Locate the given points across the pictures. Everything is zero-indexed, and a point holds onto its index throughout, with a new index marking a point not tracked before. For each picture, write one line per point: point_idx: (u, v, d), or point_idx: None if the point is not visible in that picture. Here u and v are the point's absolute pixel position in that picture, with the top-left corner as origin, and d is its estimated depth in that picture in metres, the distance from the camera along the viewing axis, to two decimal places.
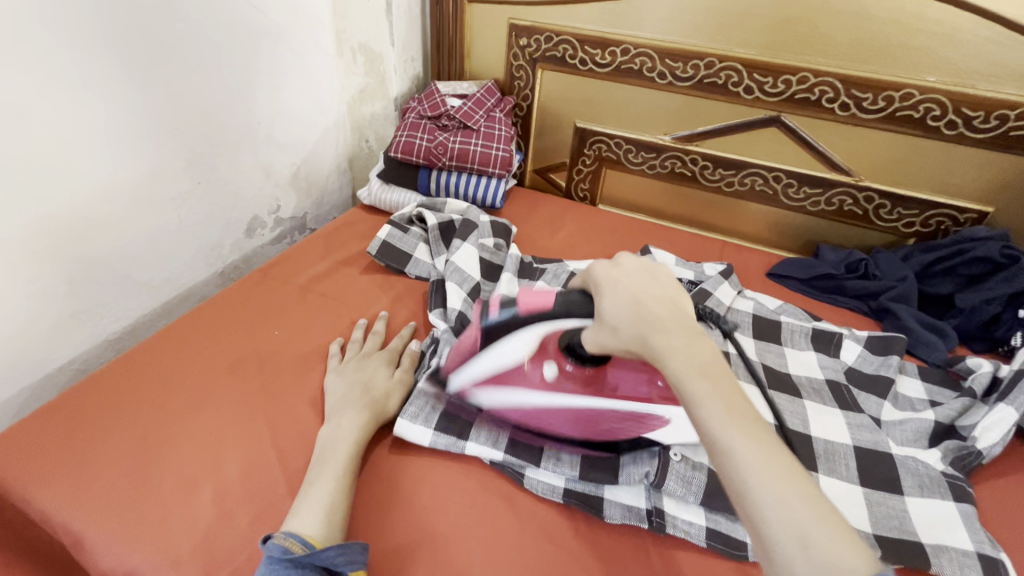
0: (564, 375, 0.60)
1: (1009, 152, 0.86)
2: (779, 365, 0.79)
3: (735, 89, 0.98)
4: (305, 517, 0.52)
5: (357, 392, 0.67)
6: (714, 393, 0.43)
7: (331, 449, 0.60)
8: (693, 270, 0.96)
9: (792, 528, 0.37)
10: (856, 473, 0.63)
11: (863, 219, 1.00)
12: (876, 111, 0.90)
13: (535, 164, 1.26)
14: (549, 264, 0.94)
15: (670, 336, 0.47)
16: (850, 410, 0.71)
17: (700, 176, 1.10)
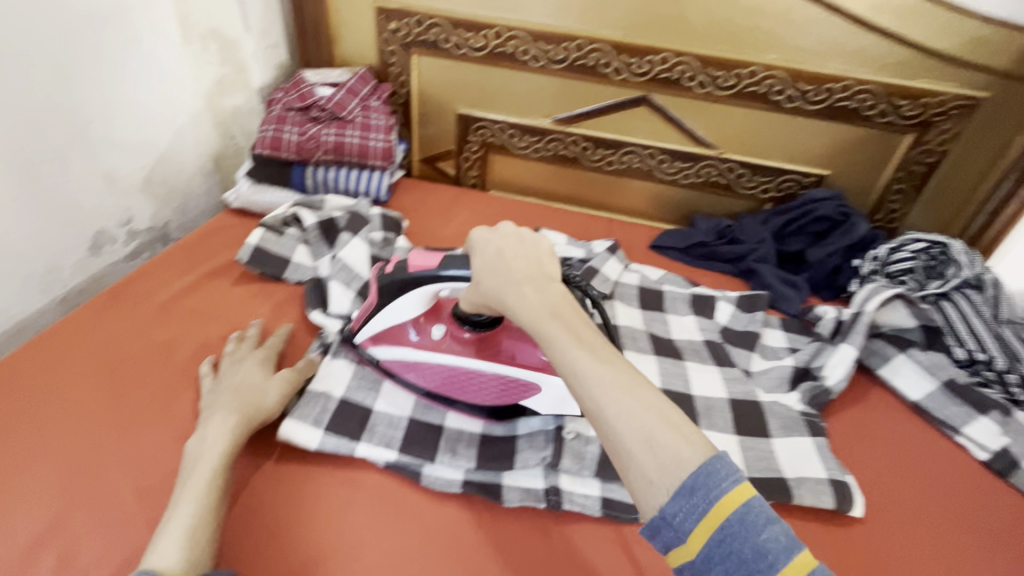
0: (453, 337, 0.65)
1: (838, 121, 0.96)
2: (663, 332, 0.84)
3: (605, 70, 1.01)
4: (166, 546, 0.47)
5: (231, 394, 0.61)
6: (562, 330, 0.47)
7: (195, 468, 0.54)
8: (583, 248, 0.98)
9: (638, 434, 0.39)
10: (732, 423, 0.68)
11: (727, 189, 1.09)
12: (728, 88, 0.97)
13: (422, 154, 1.22)
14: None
15: (526, 287, 0.50)
16: (726, 365, 0.77)
17: (583, 157, 1.13)
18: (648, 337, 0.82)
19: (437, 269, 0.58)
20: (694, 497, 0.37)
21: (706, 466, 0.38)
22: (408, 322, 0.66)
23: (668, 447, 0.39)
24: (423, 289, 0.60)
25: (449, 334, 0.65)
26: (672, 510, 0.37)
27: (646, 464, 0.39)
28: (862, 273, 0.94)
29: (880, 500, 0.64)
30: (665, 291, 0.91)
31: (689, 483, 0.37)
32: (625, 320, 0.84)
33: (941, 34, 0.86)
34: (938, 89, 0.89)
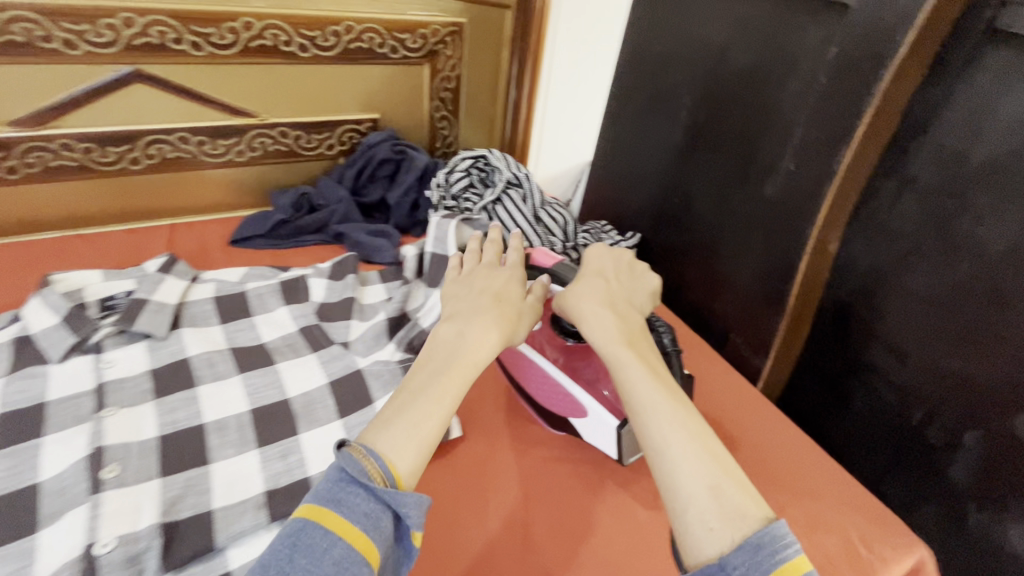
0: (545, 338, 0.67)
1: (361, 63, 0.96)
2: (251, 340, 0.73)
3: (50, 45, 0.76)
4: (401, 442, 0.43)
5: None
6: (638, 359, 0.51)
7: (449, 365, 0.49)
8: (129, 279, 0.77)
9: (701, 484, 0.42)
10: (335, 408, 0.65)
11: (292, 155, 1.00)
12: (230, 45, 0.85)
13: None
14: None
15: (607, 314, 0.56)
16: (322, 347, 0.72)
17: (92, 163, 0.87)
18: (233, 355, 0.70)
19: (554, 267, 0.67)
20: (760, 553, 0.38)
21: (758, 534, 0.39)
22: None
23: (733, 499, 0.41)
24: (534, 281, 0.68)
25: (544, 332, 0.67)
26: (735, 562, 0.38)
27: (693, 509, 0.41)
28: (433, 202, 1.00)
29: (490, 423, 0.67)
30: (247, 292, 0.80)
31: (754, 539, 0.39)
32: (200, 347, 0.70)
33: None
34: (428, 20, 0.96)
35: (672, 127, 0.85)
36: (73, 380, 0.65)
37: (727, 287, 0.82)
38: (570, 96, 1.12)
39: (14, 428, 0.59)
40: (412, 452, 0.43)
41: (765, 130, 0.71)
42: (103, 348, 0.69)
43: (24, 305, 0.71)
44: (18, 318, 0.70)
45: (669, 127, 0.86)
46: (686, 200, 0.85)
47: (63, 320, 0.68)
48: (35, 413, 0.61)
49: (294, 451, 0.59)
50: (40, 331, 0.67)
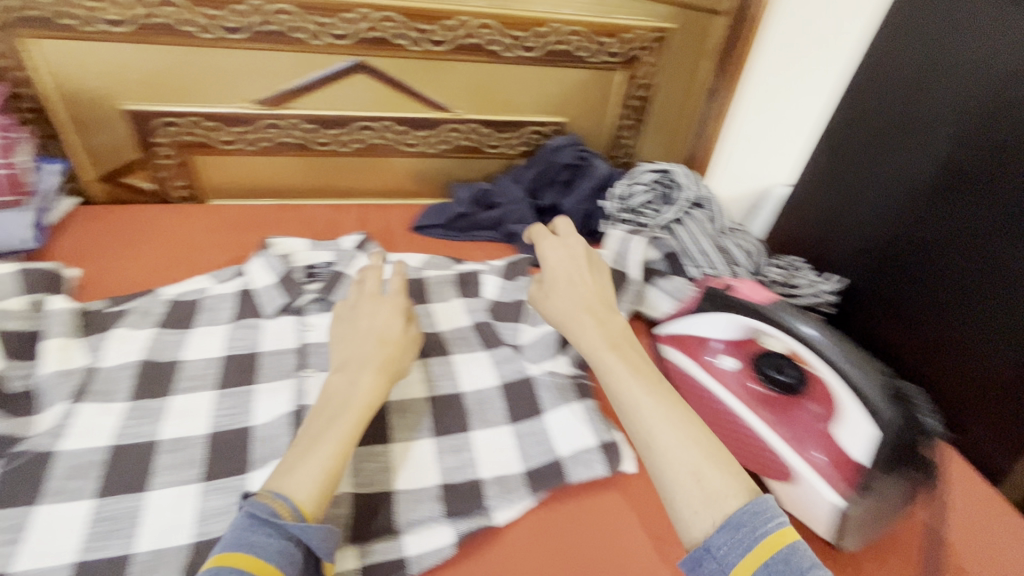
0: (740, 379, 0.66)
1: (559, 66, 0.95)
2: (427, 327, 0.74)
3: (299, 35, 0.84)
4: (302, 483, 0.46)
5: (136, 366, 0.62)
6: (625, 366, 0.54)
7: (339, 408, 0.53)
8: (329, 250, 0.83)
9: (687, 470, 0.46)
10: (506, 412, 0.64)
11: (476, 151, 1.02)
12: (443, 43, 0.89)
13: (97, 170, 0.93)
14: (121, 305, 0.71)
15: (586, 318, 0.61)
16: (494, 346, 0.72)
17: (310, 142, 0.96)
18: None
19: (769, 307, 0.63)
20: (741, 531, 0.41)
21: (751, 507, 0.43)
22: (715, 344, 0.69)
23: (714, 482, 0.45)
24: (739, 317, 0.65)
25: (738, 374, 0.66)
26: (718, 543, 0.41)
27: (697, 497, 0.44)
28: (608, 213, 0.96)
29: None
30: (425, 277, 0.82)
31: (734, 519, 0.42)
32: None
33: None
34: (636, 24, 0.92)
35: (924, 163, 0.85)
36: (280, 336, 0.71)
37: (970, 347, 0.80)
38: (771, 118, 1.04)
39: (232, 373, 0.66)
40: (313, 487, 0.46)
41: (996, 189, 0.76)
42: (305, 312, 0.75)
43: (246, 262, 0.80)
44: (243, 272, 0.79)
45: (923, 162, 0.85)
46: (911, 237, 0.87)
47: (278, 282, 0.76)
48: (248, 362, 0.67)
49: (467, 448, 0.60)
50: (259, 288, 0.76)
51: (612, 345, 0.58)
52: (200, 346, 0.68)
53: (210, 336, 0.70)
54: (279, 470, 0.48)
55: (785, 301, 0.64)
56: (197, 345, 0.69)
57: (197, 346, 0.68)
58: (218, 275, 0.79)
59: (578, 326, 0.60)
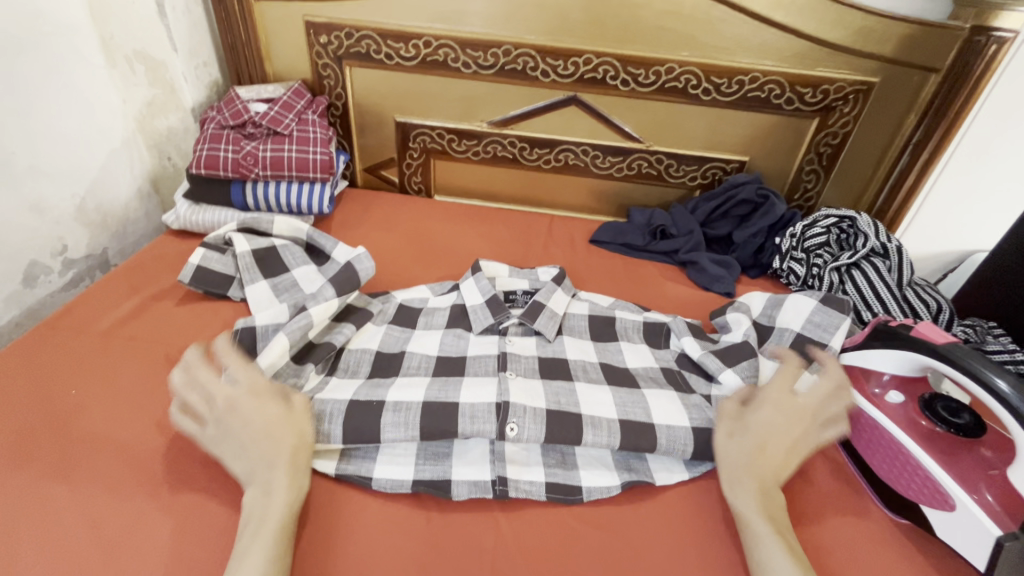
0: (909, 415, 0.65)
1: (751, 110, 1.04)
2: (618, 361, 0.80)
3: (533, 73, 1.05)
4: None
5: (270, 436, 0.60)
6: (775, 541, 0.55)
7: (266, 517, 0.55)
8: (527, 278, 0.94)
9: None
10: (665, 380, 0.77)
11: (658, 178, 1.15)
12: (650, 84, 1.03)
13: (364, 164, 1.24)
14: (361, 311, 0.83)
15: (749, 479, 0.60)
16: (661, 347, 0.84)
17: (521, 158, 1.17)
18: (621, 429, 0.67)
19: (942, 347, 0.61)
20: None
21: None
22: (874, 377, 0.70)
23: None
24: (906, 352, 0.65)
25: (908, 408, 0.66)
26: None
27: None
28: (782, 249, 1.02)
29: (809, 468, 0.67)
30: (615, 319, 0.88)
31: None
32: (589, 408, 0.70)
33: (832, 26, 0.93)
34: (835, 76, 0.98)
35: None
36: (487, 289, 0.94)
37: None
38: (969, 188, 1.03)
39: (436, 420, 0.65)
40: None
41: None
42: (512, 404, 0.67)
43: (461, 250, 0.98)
44: (457, 289, 0.91)
45: None
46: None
47: (486, 302, 0.85)
48: (452, 410, 0.66)
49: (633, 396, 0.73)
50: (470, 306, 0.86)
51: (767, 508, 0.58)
52: (405, 392, 0.69)
53: (412, 388, 0.70)
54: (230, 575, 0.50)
55: (965, 346, 0.61)
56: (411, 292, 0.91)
57: (404, 395, 0.68)
58: (435, 289, 0.92)
59: (738, 488, 0.60)
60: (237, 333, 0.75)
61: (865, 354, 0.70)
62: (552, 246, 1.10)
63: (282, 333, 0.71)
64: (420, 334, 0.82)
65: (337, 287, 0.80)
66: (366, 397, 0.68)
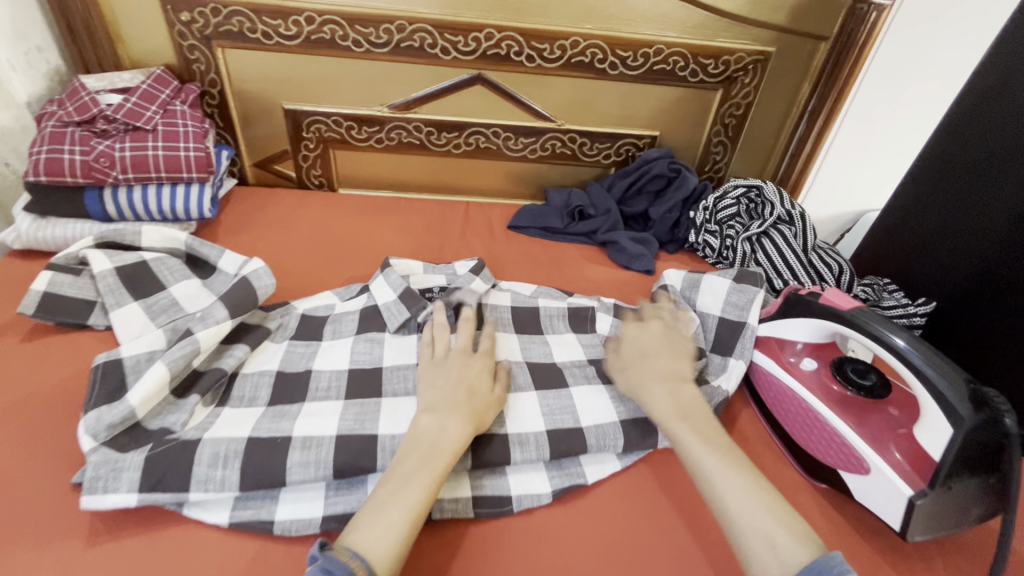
0: (823, 379, 0.67)
1: (658, 83, 1.02)
2: (544, 356, 0.76)
3: (432, 50, 0.97)
4: (376, 539, 0.48)
5: (464, 392, 0.62)
6: (693, 432, 0.59)
7: (432, 451, 0.56)
8: (443, 273, 0.87)
9: (757, 534, 0.50)
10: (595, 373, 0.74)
11: (572, 158, 1.12)
12: (556, 60, 0.99)
13: (253, 158, 1.11)
14: (258, 329, 0.73)
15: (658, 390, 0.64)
16: (586, 332, 0.81)
17: (429, 143, 1.09)
18: (548, 438, 0.64)
19: (849, 314, 0.62)
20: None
21: (817, 563, 0.47)
22: (790, 347, 0.71)
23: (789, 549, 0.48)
24: (818, 321, 0.66)
25: (820, 374, 0.67)
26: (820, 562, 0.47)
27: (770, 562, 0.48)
28: (697, 223, 1.02)
29: None
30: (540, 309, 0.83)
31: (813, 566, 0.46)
32: (516, 421, 0.66)
33: None
34: (735, 47, 0.98)
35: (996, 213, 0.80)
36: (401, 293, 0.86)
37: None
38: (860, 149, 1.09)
39: (351, 452, 0.58)
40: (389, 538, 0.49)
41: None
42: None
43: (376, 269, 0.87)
44: (367, 291, 0.82)
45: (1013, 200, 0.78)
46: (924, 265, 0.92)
47: (401, 299, 0.77)
48: (370, 445, 0.59)
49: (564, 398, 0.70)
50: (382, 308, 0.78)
51: (679, 410, 0.62)
52: (315, 424, 0.61)
53: (324, 418, 0.62)
54: (365, 518, 0.50)
55: (872, 310, 0.61)
56: (312, 300, 0.81)
57: (314, 429, 0.60)
58: (343, 294, 0.83)
59: (648, 394, 0.64)
60: (97, 370, 0.63)
61: (781, 325, 0.71)
62: (469, 235, 1.04)
63: (161, 365, 0.60)
64: (328, 347, 0.74)
65: (230, 306, 0.69)
66: (268, 433, 0.60)
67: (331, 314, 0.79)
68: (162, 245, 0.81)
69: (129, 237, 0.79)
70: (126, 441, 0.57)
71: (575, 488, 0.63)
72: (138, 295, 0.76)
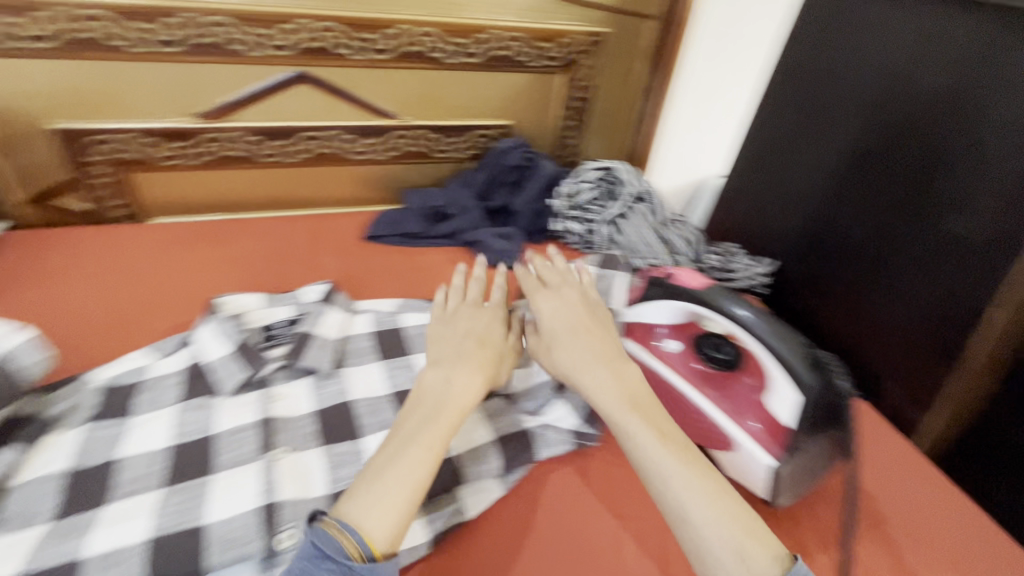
0: (685, 359, 0.70)
1: (502, 70, 1.05)
2: (404, 380, 0.73)
3: (235, 46, 0.87)
4: (378, 518, 0.51)
5: (472, 342, 0.69)
6: (642, 423, 0.58)
7: (438, 406, 0.61)
8: (288, 305, 0.80)
9: (727, 550, 0.50)
10: None
11: (426, 156, 1.09)
12: (389, 53, 0.95)
13: (26, 193, 0.90)
14: (35, 421, 0.61)
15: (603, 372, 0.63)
16: None
17: (254, 154, 0.98)
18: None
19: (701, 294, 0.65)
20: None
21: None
22: (654, 332, 0.73)
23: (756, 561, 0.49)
24: (677, 303, 0.68)
25: (684, 355, 0.70)
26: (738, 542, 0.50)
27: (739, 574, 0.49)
28: (557, 210, 1.03)
29: None
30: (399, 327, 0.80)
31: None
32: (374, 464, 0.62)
33: None
34: (564, 29, 1.04)
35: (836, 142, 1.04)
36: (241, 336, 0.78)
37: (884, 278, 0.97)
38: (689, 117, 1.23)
39: (167, 556, 0.51)
40: (388, 518, 0.52)
41: (916, 243, 0.91)
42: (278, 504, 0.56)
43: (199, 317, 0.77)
44: (191, 343, 0.72)
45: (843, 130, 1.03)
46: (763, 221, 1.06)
47: (237, 349, 0.69)
48: (190, 543, 0.53)
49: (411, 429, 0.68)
50: (213, 361, 0.68)
51: (624, 396, 0.61)
52: (119, 524, 0.54)
53: (131, 517, 0.54)
54: (353, 500, 0.52)
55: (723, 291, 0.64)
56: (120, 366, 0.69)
57: (113, 534, 0.53)
58: (162, 349, 0.72)
59: (593, 375, 0.64)
60: None
61: (641, 310, 0.73)
62: (319, 253, 0.96)
63: None
64: (144, 421, 0.63)
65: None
66: (54, 558, 0.51)
67: (149, 377, 0.68)
68: None
69: None
70: None
71: (457, 525, 0.64)
72: None
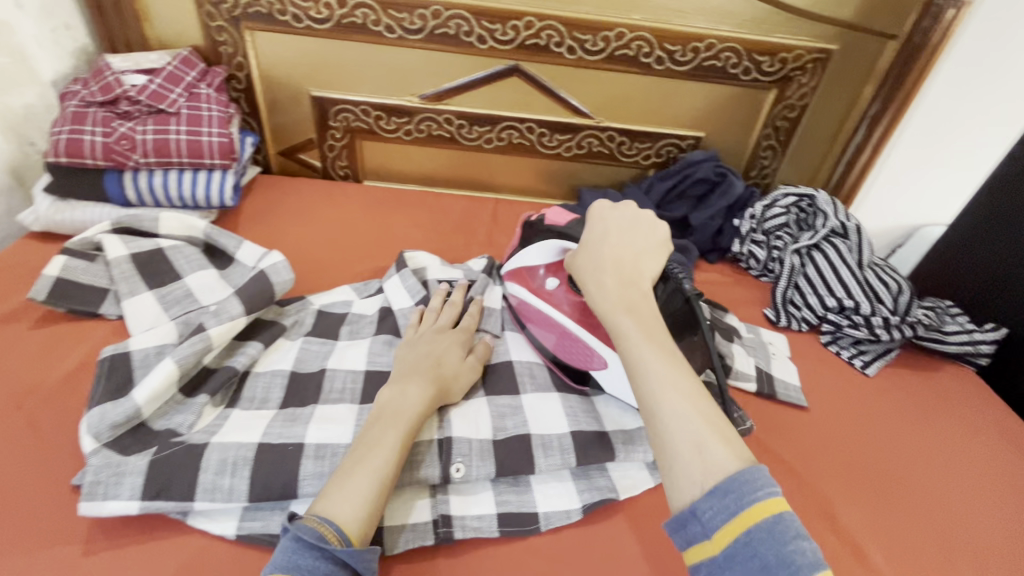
0: (567, 293, 0.67)
1: (706, 81, 0.96)
2: None
3: (468, 38, 0.92)
4: (344, 506, 0.46)
5: (431, 363, 0.60)
6: (665, 376, 0.47)
7: (396, 416, 0.53)
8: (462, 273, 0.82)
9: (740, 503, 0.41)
10: None
11: (609, 157, 1.06)
12: (598, 53, 0.93)
13: (278, 146, 1.08)
14: (274, 325, 0.68)
15: (609, 279, 0.56)
16: None
17: (458, 136, 1.04)
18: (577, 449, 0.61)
19: (565, 226, 0.65)
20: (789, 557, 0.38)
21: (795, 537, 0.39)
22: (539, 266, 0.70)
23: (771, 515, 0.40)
24: (547, 241, 0.67)
25: (564, 291, 0.68)
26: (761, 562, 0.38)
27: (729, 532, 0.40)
28: (742, 232, 0.96)
29: None
30: None
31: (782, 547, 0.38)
32: (541, 427, 0.62)
33: None
34: (793, 44, 0.91)
35: None
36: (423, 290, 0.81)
37: None
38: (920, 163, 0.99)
39: None
40: (359, 507, 0.46)
41: None
42: (454, 438, 0.59)
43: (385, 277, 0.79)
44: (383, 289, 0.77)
45: None
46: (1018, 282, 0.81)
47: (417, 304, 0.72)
48: None
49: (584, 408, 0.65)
50: (401, 307, 0.73)
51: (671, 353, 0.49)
52: (331, 428, 0.57)
53: (336, 424, 0.57)
54: (325, 490, 0.47)
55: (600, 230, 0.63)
56: (325, 294, 0.76)
57: (326, 436, 0.56)
58: (362, 290, 0.78)
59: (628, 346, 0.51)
60: (103, 363, 0.59)
61: (522, 253, 0.71)
62: (497, 234, 0.99)
63: (169, 360, 0.57)
64: (344, 346, 0.69)
65: (245, 301, 0.65)
66: (280, 438, 0.55)
67: (348, 312, 0.74)
68: (182, 235, 0.77)
69: (148, 222, 0.76)
70: (130, 442, 0.54)
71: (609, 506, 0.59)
72: (157, 290, 0.72)
